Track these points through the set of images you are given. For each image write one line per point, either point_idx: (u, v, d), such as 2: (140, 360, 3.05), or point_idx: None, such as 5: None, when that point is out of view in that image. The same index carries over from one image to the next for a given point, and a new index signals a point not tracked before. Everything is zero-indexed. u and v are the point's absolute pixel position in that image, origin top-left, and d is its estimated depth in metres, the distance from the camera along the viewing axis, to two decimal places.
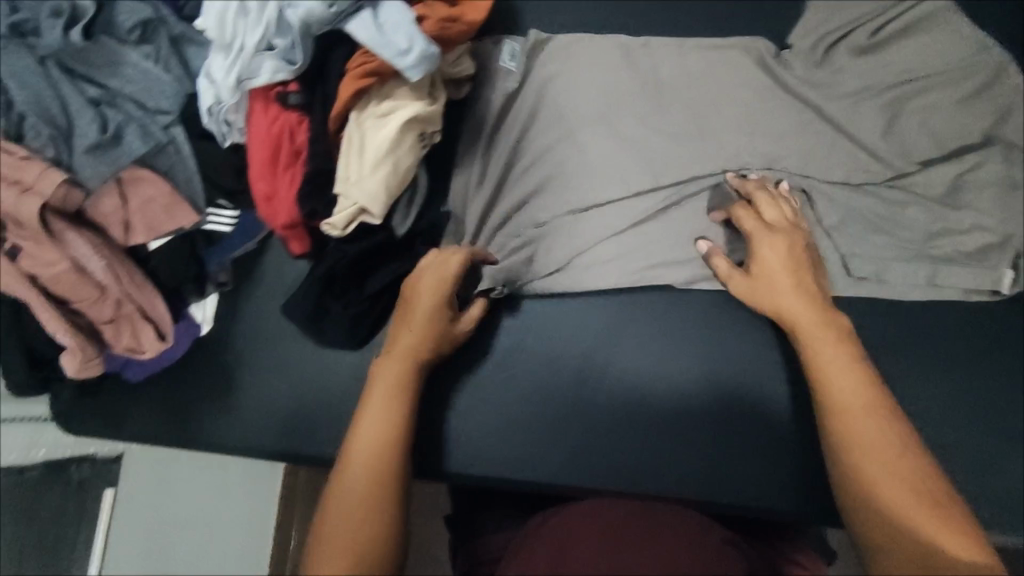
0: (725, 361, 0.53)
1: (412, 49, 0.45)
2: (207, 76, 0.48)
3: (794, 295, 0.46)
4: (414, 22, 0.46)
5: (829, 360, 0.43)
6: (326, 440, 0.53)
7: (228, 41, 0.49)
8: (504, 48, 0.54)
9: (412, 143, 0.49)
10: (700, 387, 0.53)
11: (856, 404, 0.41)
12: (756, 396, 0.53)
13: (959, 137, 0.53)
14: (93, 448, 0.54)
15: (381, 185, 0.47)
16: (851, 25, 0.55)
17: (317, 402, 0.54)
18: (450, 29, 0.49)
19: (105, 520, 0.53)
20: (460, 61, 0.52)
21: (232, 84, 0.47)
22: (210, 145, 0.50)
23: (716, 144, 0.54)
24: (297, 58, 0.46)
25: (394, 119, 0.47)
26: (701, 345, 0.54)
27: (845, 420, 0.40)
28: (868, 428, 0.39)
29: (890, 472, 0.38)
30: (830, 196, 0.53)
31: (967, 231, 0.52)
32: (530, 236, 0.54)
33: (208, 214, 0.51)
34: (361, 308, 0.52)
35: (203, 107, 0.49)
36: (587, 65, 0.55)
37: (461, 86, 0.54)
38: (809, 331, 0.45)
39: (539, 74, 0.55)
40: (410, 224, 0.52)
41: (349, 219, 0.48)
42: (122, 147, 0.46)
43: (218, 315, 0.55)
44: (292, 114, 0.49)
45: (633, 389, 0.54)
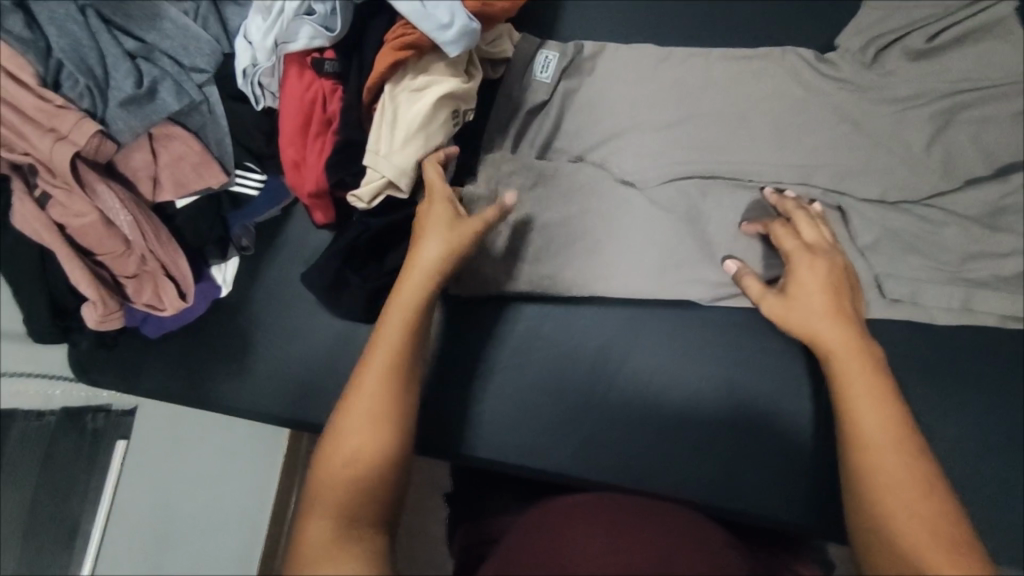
0: (746, 374, 0.49)
1: (453, 24, 0.43)
2: (245, 38, 0.47)
3: (828, 316, 0.41)
4: None
5: (860, 386, 0.38)
6: (329, 407, 0.54)
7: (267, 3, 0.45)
8: (538, 60, 0.52)
9: (445, 120, 0.46)
10: (720, 395, 0.49)
11: (881, 439, 0.35)
12: (776, 411, 0.49)
13: (1011, 153, 0.48)
14: (106, 398, 0.58)
15: (411, 160, 0.45)
16: (908, 29, 0.50)
17: (326, 370, 0.54)
18: (493, 6, 0.47)
19: (116, 469, 0.56)
20: (498, 41, 0.51)
21: (270, 47, 0.46)
22: (243, 107, 0.50)
23: (748, 147, 0.50)
24: (336, 26, 0.45)
25: (429, 93, 0.45)
26: (722, 351, 0.50)
27: (871, 477, 0.35)
28: (895, 468, 0.34)
29: (914, 520, 0.32)
30: (866, 214, 0.48)
31: (1007, 255, 0.47)
32: (554, 229, 0.50)
33: (236, 175, 0.51)
34: (378, 284, 0.51)
35: (238, 68, 0.47)
36: (608, 72, 0.53)
37: (498, 67, 0.52)
38: (843, 354, 0.39)
39: (570, 73, 0.53)
40: None
41: (376, 191, 0.46)
42: (156, 103, 0.47)
43: (240, 276, 0.56)
44: (326, 82, 0.47)
45: (649, 388, 0.50)
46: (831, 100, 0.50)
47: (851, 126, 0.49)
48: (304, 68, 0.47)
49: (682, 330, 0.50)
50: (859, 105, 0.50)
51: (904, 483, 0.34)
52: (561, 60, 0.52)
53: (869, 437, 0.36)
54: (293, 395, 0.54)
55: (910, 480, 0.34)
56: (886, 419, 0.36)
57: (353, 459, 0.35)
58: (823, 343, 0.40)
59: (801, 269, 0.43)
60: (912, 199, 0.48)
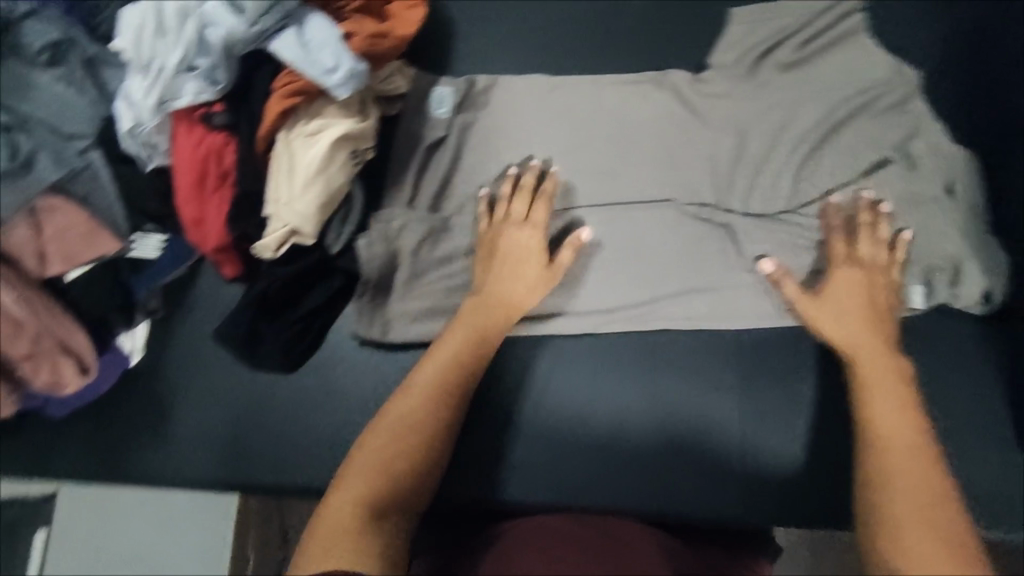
0: (672, 394, 0.50)
1: (339, 67, 0.44)
2: (127, 99, 0.44)
3: (857, 327, 0.46)
4: (339, 40, 0.44)
5: (878, 397, 0.42)
6: (260, 469, 0.52)
7: (145, 62, 0.43)
8: (433, 97, 0.53)
9: (343, 162, 0.47)
10: (648, 417, 0.50)
11: (897, 440, 0.39)
12: (704, 425, 0.50)
13: (872, 151, 0.50)
14: (26, 488, 0.57)
15: (314, 207, 0.45)
16: (778, 37, 0.53)
17: (251, 432, 0.52)
18: (380, 46, 0.47)
19: (40, 553, 0.57)
20: (391, 78, 0.52)
21: (153, 106, 0.43)
22: (132, 170, 0.48)
23: (633, 171, 0.52)
24: (221, 79, 0.44)
25: (324, 137, 0.45)
26: (644, 370, 0.51)
27: (877, 451, 0.39)
28: (912, 467, 0.37)
29: (915, 506, 0.35)
30: (751, 229, 0.51)
31: (886, 242, 0.48)
32: (453, 267, 0.52)
33: (135, 240, 0.51)
34: (291, 333, 0.50)
35: (123, 131, 0.45)
36: (509, 102, 0.54)
37: (394, 103, 0.53)
38: (864, 365, 0.44)
39: (471, 105, 0.54)
40: (345, 240, 0.50)
41: (281, 240, 0.46)
42: (34, 175, 0.44)
43: (151, 343, 0.54)
44: (218, 136, 0.46)
45: (576, 416, 0.51)
46: (713, 113, 0.52)
47: (734, 132, 0.52)
48: (193, 124, 0.45)
49: (607, 354, 0.51)
50: (744, 114, 0.52)
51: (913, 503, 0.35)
52: (455, 95, 0.54)
53: (885, 454, 0.38)
54: (222, 458, 0.52)
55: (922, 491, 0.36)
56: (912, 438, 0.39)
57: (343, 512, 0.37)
58: (852, 347, 0.45)
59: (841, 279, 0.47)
60: (794, 205, 0.51)
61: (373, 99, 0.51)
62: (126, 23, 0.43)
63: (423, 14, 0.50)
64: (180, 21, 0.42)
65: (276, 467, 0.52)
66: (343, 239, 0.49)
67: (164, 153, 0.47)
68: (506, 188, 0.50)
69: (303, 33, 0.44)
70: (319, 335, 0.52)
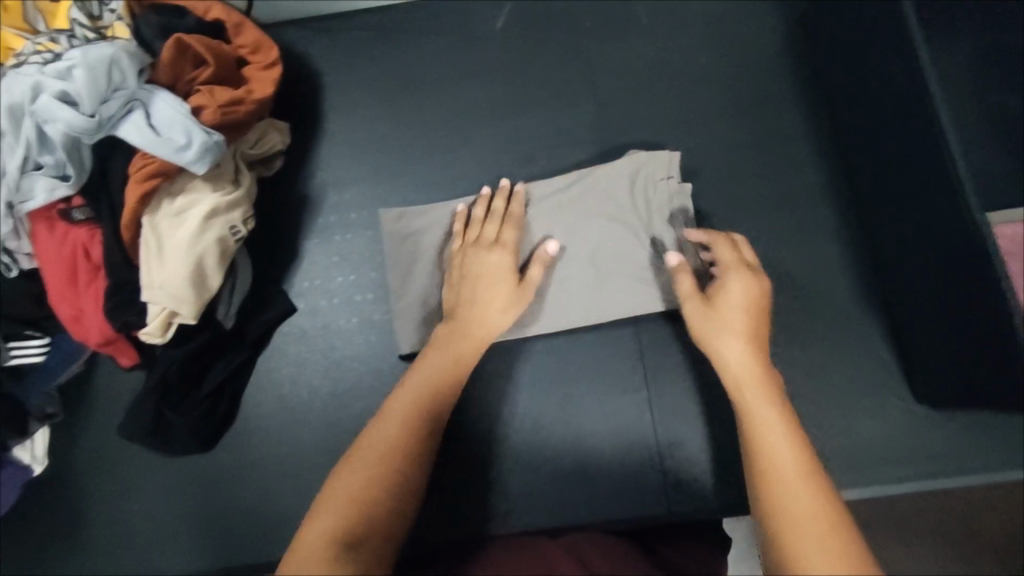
0: (600, 363, 0.83)
1: (191, 148, 0.73)
2: (160, 134, 0.73)
3: (734, 340, 0.63)
4: (185, 126, 0.74)
5: (721, 342, 0.63)
6: (271, 440, 0.84)
7: (164, 132, 0.74)
8: (219, 142, 0.75)
9: (215, 231, 0.77)
10: (607, 398, 0.82)
11: (741, 380, 0.60)
12: (660, 409, 0.81)
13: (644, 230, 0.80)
14: (119, 484, 0.83)
15: (183, 283, 0.74)
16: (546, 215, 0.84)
17: (252, 443, 0.84)
18: (230, 111, 0.79)
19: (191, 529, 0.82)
20: (260, 143, 0.86)
21: (191, 141, 0.73)
22: (182, 155, 0.73)
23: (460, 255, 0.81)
24: (192, 133, 0.74)
25: (191, 214, 0.76)
26: (541, 359, 0.84)
27: (764, 475, 0.52)
28: (783, 462, 0.52)
29: (802, 494, 0.49)
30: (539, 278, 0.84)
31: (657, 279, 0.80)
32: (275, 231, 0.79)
33: (188, 165, 0.74)
34: (197, 245, 0.75)
35: (171, 140, 0.73)
36: (330, 214, 0.91)
37: (270, 164, 0.89)
38: (745, 390, 0.59)
39: (370, 186, 0.92)
40: (232, 310, 0.81)
41: (162, 319, 0.76)
42: (160, 154, 0.73)
43: (155, 290, 0.74)
44: (183, 149, 0.73)
45: (489, 403, 0.84)
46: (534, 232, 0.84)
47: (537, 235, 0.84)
48: (178, 145, 0.73)
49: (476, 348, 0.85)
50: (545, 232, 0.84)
51: (785, 470, 0.51)
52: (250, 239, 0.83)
53: (755, 418, 0.56)
54: (250, 466, 0.83)
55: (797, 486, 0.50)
56: (777, 416, 0.56)
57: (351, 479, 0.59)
58: (721, 360, 0.63)
59: (733, 285, 0.68)
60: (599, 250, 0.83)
61: (243, 166, 0.83)
62: (145, 122, 0.73)
63: (266, 94, 0.83)
64: (176, 119, 0.74)
65: (307, 433, 0.84)
66: (229, 310, 0.81)
67: (188, 146, 0.73)
68: (248, 154, 0.85)
69: (152, 117, 0.74)
70: (240, 363, 0.84)
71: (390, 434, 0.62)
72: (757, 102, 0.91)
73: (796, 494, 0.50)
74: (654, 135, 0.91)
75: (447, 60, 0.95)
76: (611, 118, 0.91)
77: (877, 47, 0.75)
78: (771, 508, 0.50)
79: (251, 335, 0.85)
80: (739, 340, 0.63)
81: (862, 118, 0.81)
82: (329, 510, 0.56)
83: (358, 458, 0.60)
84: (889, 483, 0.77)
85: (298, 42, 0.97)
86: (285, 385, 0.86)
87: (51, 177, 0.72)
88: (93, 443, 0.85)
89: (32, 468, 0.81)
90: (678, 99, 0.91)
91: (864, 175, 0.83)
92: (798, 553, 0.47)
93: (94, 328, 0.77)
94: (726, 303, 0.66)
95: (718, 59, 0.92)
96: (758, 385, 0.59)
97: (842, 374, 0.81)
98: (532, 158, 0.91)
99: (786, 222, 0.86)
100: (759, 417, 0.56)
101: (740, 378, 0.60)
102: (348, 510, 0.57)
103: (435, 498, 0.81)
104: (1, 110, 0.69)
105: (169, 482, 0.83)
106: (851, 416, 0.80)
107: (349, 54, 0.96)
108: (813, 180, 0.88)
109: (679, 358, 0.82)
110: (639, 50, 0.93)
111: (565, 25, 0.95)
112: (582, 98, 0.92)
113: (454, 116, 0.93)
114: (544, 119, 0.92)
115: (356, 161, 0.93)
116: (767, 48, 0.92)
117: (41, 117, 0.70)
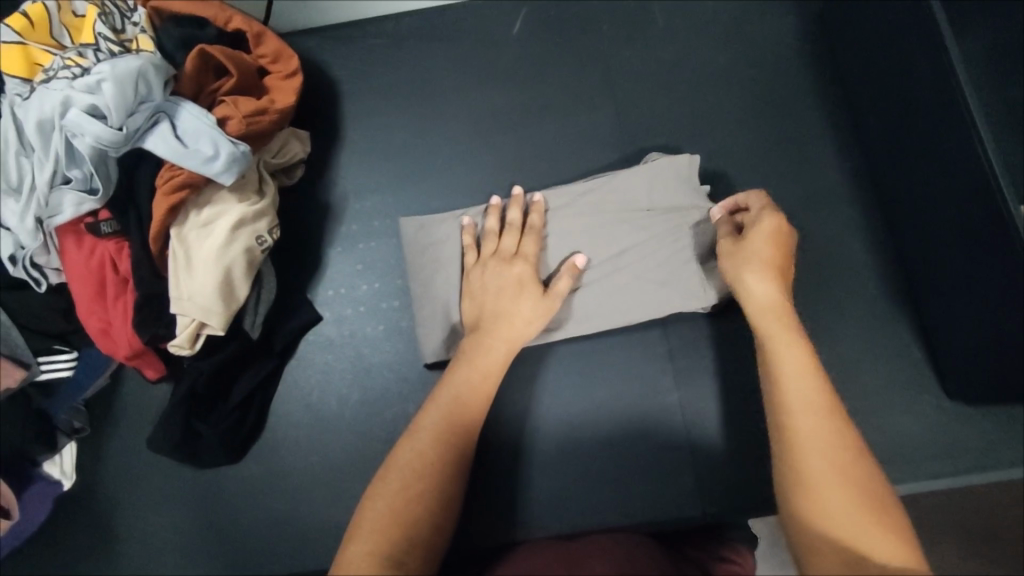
0: (628, 366, 0.83)
1: (218, 159, 0.73)
2: (187, 146, 0.73)
3: (767, 282, 0.67)
4: (212, 137, 0.74)
5: (746, 283, 0.68)
6: (300, 450, 0.84)
7: (190, 144, 0.74)
8: (245, 153, 0.75)
9: (242, 242, 0.77)
10: (637, 401, 0.82)
11: (771, 324, 0.64)
12: (691, 410, 0.81)
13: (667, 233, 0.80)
14: (149, 496, 0.83)
15: (212, 294, 0.74)
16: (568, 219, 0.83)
17: (281, 454, 0.84)
18: (254, 121, 0.79)
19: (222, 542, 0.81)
20: (282, 153, 0.86)
21: (217, 152, 0.73)
22: (209, 166, 0.73)
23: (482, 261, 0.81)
24: (218, 144, 0.74)
25: (218, 225, 0.76)
26: (568, 365, 0.84)
27: (790, 435, 0.57)
28: (808, 424, 0.56)
29: (828, 458, 0.54)
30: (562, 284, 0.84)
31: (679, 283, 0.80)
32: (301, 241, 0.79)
33: (214, 176, 0.73)
34: (225, 256, 0.75)
35: (197, 151, 0.73)
36: (353, 222, 0.91)
37: (292, 173, 0.89)
38: (775, 334, 0.63)
39: (393, 193, 0.92)
40: (259, 321, 0.80)
41: (192, 331, 0.76)
42: (187, 165, 0.73)
43: (184, 302, 0.74)
44: (209, 160, 0.73)
45: (517, 408, 0.84)
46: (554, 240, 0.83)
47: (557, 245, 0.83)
48: (204, 156, 0.73)
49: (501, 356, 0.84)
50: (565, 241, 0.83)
51: (812, 430, 0.56)
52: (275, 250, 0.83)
53: (781, 370, 0.60)
54: (280, 476, 0.83)
55: (828, 446, 0.55)
56: (808, 371, 0.60)
57: (395, 482, 0.62)
58: (752, 304, 0.67)
59: (768, 223, 0.70)
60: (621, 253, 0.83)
61: (267, 176, 0.82)
62: (171, 134, 0.73)
63: (289, 103, 0.83)
64: (202, 130, 0.74)
65: (337, 442, 0.83)
66: (257, 321, 0.80)
67: (214, 157, 0.73)
68: (271, 164, 0.85)
69: (178, 130, 0.74)
70: (267, 373, 0.84)
71: (421, 449, 0.65)
72: (777, 102, 0.91)
73: (825, 451, 0.55)
74: (675, 137, 0.91)
75: (465, 66, 0.95)
76: (632, 120, 0.92)
77: (904, 44, 0.76)
78: (795, 466, 0.55)
79: (278, 345, 0.84)
80: (772, 283, 0.67)
81: (885, 115, 0.82)
82: (377, 504, 0.60)
83: (391, 474, 0.63)
84: (921, 480, 0.77)
85: (316, 50, 0.97)
86: (312, 394, 0.85)
87: (78, 191, 0.72)
88: (121, 456, 0.84)
89: (62, 482, 0.81)
90: (698, 100, 0.92)
91: (888, 172, 0.84)
92: (827, 512, 0.52)
93: (123, 341, 0.76)
94: (752, 239, 0.69)
95: (737, 59, 0.93)
96: (779, 322, 0.64)
97: (871, 371, 0.81)
98: (554, 162, 0.91)
99: (809, 220, 0.87)
100: (794, 377, 0.60)
101: (765, 324, 0.65)
102: (394, 514, 0.60)
103: (467, 504, 0.81)
104: (32, 126, 0.70)
105: (200, 494, 0.83)
106: (883, 412, 0.80)
107: (368, 62, 0.96)
108: (835, 178, 0.88)
109: (708, 359, 0.82)
110: (658, 52, 0.94)
111: (583, 29, 0.95)
112: (602, 100, 0.93)
113: (474, 122, 0.93)
114: (565, 123, 0.92)
115: (377, 169, 0.93)
116: (786, 48, 0.93)
117: (70, 131, 0.70)
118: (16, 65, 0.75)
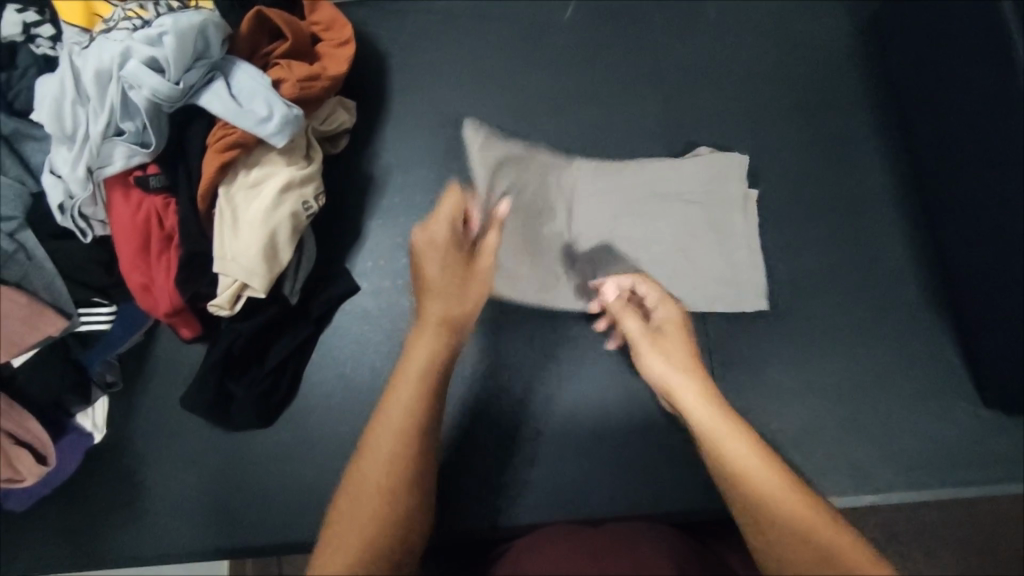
0: None
1: (271, 120, 0.73)
2: (242, 105, 0.73)
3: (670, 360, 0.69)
4: (266, 99, 0.74)
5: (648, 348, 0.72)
6: (330, 418, 0.83)
7: (245, 104, 0.74)
8: (297, 116, 0.75)
9: (289, 206, 0.77)
10: None
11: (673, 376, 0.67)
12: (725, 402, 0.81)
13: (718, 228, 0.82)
14: (176, 454, 0.83)
15: (256, 255, 0.74)
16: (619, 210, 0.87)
17: (311, 421, 0.84)
18: (306, 85, 0.79)
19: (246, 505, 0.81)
20: (330, 121, 0.86)
21: (271, 113, 0.73)
22: (262, 127, 0.73)
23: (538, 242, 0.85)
24: (273, 105, 0.74)
25: (267, 188, 0.76)
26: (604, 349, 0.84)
27: (734, 479, 0.53)
28: (764, 478, 0.52)
29: (793, 511, 0.50)
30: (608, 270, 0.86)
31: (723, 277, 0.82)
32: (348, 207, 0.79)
33: (267, 138, 0.73)
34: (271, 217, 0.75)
35: (252, 112, 0.73)
36: (394, 195, 0.90)
37: (337, 142, 0.89)
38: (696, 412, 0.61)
39: (437, 168, 0.91)
40: (299, 286, 0.81)
41: (233, 291, 0.75)
42: (241, 124, 0.73)
43: (228, 260, 0.74)
44: (263, 120, 0.73)
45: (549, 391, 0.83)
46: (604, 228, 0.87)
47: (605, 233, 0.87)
48: (259, 117, 0.73)
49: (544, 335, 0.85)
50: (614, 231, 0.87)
51: (767, 480, 0.52)
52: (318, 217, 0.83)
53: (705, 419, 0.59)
54: (309, 444, 0.83)
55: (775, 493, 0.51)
56: (739, 429, 0.57)
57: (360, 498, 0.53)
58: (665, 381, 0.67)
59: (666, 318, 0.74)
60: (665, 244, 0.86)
61: (316, 143, 0.82)
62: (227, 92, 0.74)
63: (341, 70, 0.83)
64: (258, 91, 0.74)
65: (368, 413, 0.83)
66: (296, 286, 0.80)
67: (268, 118, 0.73)
68: (318, 130, 0.85)
69: (233, 89, 0.74)
70: (303, 339, 0.84)
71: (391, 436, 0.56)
72: (825, 101, 0.91)
73: (770, 495, 0.51)
74: (721, 130, 0.90)
75: (514, 47, 0.95)
76: (678, 111, 0.91)
77: (964, 47, 0.75)
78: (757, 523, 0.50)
79: (315, 313, 0.84)
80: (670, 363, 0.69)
81: (937, 121, 0.81)
82: (346, 528, 0.51)
83: (355, 488, 0.53)
84: (953, 486, 0.77)
85: (366, 22, 0.96)
86: (344, 363, 0.85)
87: (131, 143, 0.72)
88: (152, 413, 0.85)
89: (93, 435, 0.81)
90: (746, 95, 0.91)
91: (935, 178, 0.83)
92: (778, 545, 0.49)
93: (164, 298, 0.75)
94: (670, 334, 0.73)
95: (787, 57, 0.92)
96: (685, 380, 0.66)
97: (906, 375, 0.81)
98: (598, 147, 0.91)
99: (852, 222, 0.86)
100: (731, 449, 0.55)
101: (670, 386, 0.66)
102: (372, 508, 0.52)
103: None
104: (90, 75, 0.70)
105: (227, 456, 0.83)
106: (919, 416, 0.79)
107: (417, 37, 0.96)
108: (880, 181, 0.88)
109: (744, 353, 0.82)
110: (707, 45, 0.93)
111: (633, 18, 0.95)
112: (650, 90, 0.92)
113: (520, 102, 0.93)
114: (611, 109, 0.92)
115: (421, 142, 0.92)
116: (836, 49, 0.92)
117: (128, 83, 0.70)
118: (76, 13, 0.77)
